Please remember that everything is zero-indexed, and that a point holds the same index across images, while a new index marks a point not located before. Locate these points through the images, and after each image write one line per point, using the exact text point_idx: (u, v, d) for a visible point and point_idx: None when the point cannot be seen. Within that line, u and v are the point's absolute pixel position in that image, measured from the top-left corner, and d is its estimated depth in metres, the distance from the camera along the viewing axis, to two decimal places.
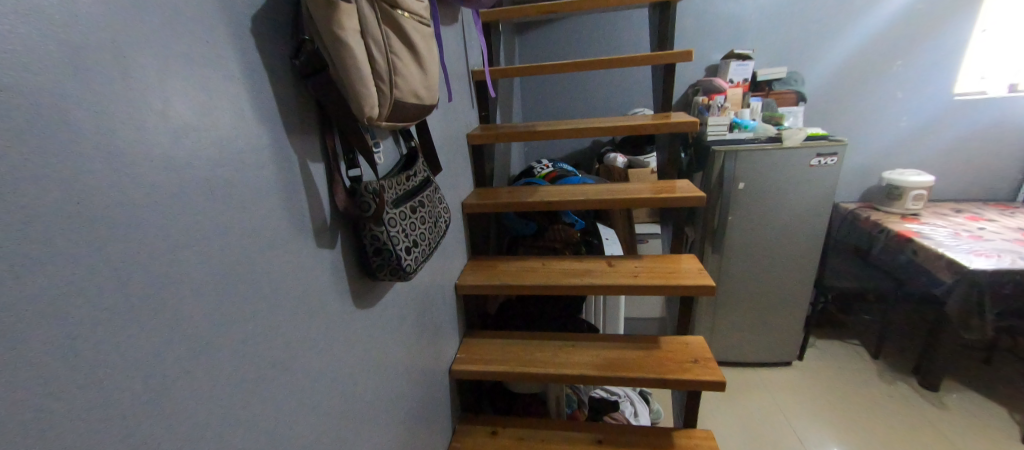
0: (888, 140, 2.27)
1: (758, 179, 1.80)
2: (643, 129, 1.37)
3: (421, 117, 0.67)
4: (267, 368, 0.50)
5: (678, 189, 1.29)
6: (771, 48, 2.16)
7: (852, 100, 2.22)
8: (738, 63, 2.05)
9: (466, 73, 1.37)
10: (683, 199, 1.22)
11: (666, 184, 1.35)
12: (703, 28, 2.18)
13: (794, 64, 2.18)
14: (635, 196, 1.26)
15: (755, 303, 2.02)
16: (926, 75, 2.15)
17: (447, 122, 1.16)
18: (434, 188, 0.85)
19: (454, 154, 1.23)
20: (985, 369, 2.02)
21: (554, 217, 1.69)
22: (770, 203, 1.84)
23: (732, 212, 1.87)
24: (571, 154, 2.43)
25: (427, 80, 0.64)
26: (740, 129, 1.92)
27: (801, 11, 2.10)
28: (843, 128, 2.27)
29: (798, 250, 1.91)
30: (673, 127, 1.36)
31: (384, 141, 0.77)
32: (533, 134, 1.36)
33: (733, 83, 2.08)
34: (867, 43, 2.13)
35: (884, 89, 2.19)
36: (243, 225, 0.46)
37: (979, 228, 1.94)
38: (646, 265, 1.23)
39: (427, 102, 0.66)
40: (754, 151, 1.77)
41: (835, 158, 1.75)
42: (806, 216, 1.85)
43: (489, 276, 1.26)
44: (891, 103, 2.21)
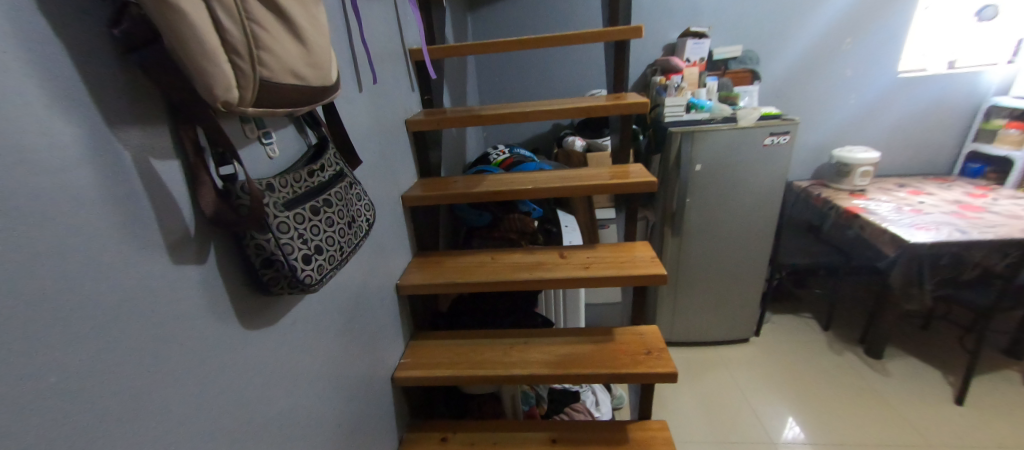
0: (838, 118, 2.30)
1: (715, 159, 1.77)
2: (594, 111, 1.30)
3: (310, 102, 0.57)
4: (106, 422, 0.40)
5: (631, 174, 1.22)
6: (726, 26, 2.12)
7: (804, 79, 2.22)
8: (694, 42, 1.99)
9: (403, 52, 1.24)
10: (635, 185, 1.16)
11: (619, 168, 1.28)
12: (659, 4, 2.11)
13: (748, 43, 2.15)
14: (587, 182, 1.18)
15: (714, 283, 2.02)
16: (873, 53, 2.18)
17: (379, 107, 1.04)
18: (350, 183, 0.74)
19: (390, 142, 1.11)
20: (924, 334, 2.10)
21: (509, 205, 1.60)
22: (727, 184, 1.82)
23: (690, 194, 1.84)
24: (529, 139, 2.34)
25: (310, 56, 0.54)
26: (697, 110, 1.89)
27: None
28: (797, 106, 2.27)
29: (753, 229, 1.91)
30: (626, 108, 1.29)
31: (281, 131, 0.65)
32: (478, 118, 1.26)
33: (690, 63, 2.02)
34: (819, 21, 2.12)
35: (834, 67, 2.20)
36: (42, 248, 0.35)
37: (920, 201, 1.99)
38: (598, 255, 1.16)
39: (318, 81, 0.56)
40: (710, 131, 1.73)
41: (787, 137, 1.73)
42: (762, 195, 1.84)
43: (434, 274, 1.16)
44: (841, 82, 2.23)
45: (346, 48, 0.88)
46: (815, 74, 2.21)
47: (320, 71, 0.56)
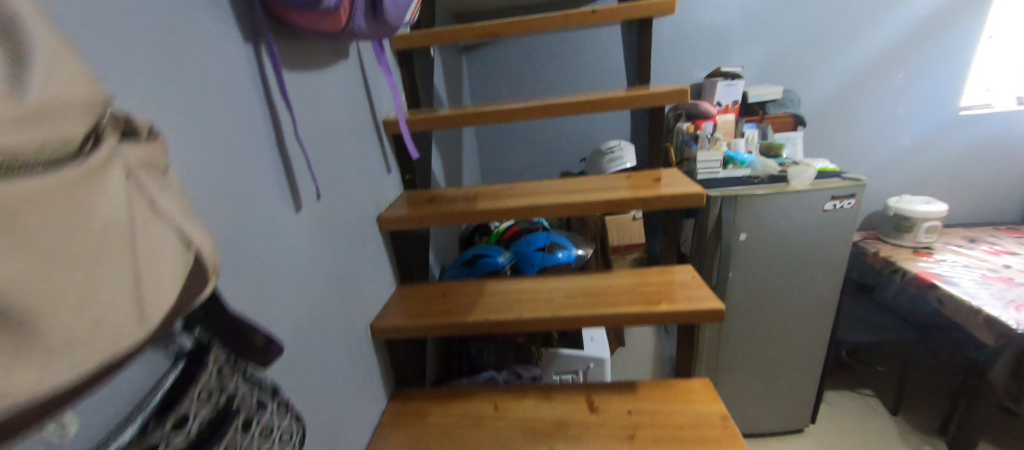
0: (890, 162, 1.99)
1: (764, 228, 1.46)
2: (628, 206, 0.87)
3: (74, 396, 0.26)
4: None
5: (685, 290, 0.86)
6: (760, 62, 1.85)
7: (851, 118, 1.93)
8: (726, 83, 1.72)
9: (376, 125, 0.95)
10: (695, 316, 0.80)
11: (663, 277, 0.91)
12: (682, 41, 1.85)
13: (784, 80, 1.87)
14: (626, 310, 0.81)
15: (761, 368, 1.68)
16: (931, 88, 1.89)
17: (333, 218, 0.74)
18: (249, 425, 0.44)
19: (353, 258, 0.81)
20: (1016, 423, 1.75)
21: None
22: (780, 256, 1.49)
23: (734, 267, 1.51)
24: None
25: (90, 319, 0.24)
26: (735, 165, 1.59)
27: (791, 18, 1.80)
28: (844, 149, 1.98)
29: (810, 307, 1.58)
30: (672, 202, 0.86)
31: (107, 395, 0.36)
32: (468, 215, 0.91)
33: (721, 107, 1.74)
34: (867, 52, 1.84)
35: (885, 103, 1.90)
36: None
37: (1004, 265, 1.67)
38: (643, 408, 0.83)
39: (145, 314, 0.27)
40: (757, 196, 1.42)
41: (852, 201, 1.43)
42: (821, 268, 1.52)
43: (413, 437, 0.82)
44: (893, 121, 1.93)
45: (274, 155, 0.58)
46: (863, 111, 1.92)
47: (141, 291, 0.27)
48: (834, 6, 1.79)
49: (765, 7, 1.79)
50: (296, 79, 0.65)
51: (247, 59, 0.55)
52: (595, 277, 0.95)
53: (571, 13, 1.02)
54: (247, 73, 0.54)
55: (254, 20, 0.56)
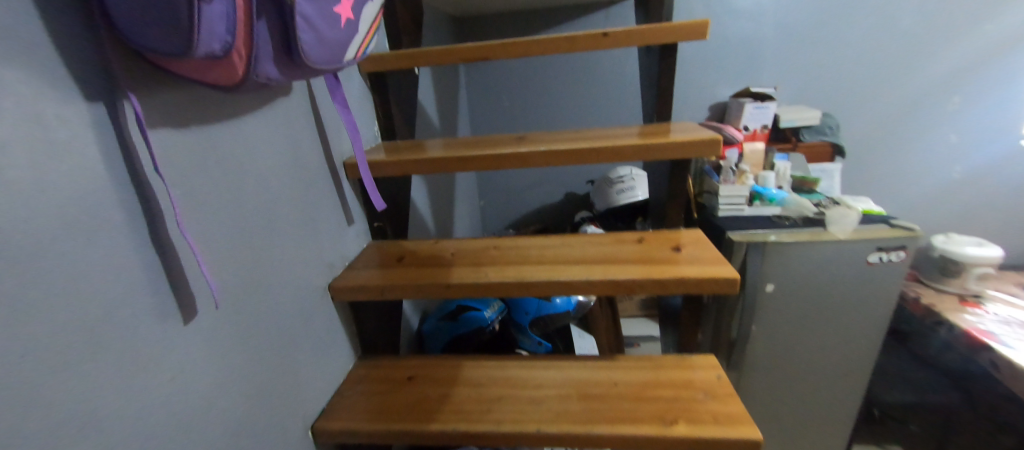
0: (937, 194, 1.78)
1: (795, 280, 1.27)
2: (638, 288, 0.69)
3: None
4: None
5: (709, 400, 0.67)
6: (795, 81, 1.66)
7: (893, 145, 1.73)
8: (755, 106, 1.52)
9: (331, 169, 0.79)
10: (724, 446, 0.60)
11: (681, 375, 0.72)
12: (708, 54, 1.65)
13: (820, 103, 1.68)
14: (633, 429, 0.62)
15: (784, 429, 1.49)
16: (991, 114, 1.67)
17: (255, 307, 0.59)
18: None
19: (288, 349, 0.65)
20: None
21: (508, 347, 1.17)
22: (812, 311, 1.30)
23: (757, 321, 1.32)
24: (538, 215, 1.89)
25: None
26: (762, 202, 1.40)
27: (832, 32, 1.60)
28: (883, 178, 1.78)
29: (844, 369, 1.38)
30: (696, 288, 0.68)
31: None
32: (439, 287, 0.73)
33: (748, 132, 1.55)
34: (916, 72, 1.64)
35: (934, 130, 1.70)
36: None
37: None
38: None
39: None
40: (789, 244, 1.23)
41: (902, 254, 1.23)
42: (861, 327, 1.32)
43: None
44: (942, 149, 1.72)
45: (137, 256, 0.43)
46: (907, 136, 1.72)
47: None
48: (883, 20, 1.58)
49: (803, 18, 1.59)
50: (195, 141, 0.49)
51: (92, 130, 0.39)
52: (595, 366, 0.77)
53: (578, 35, 0.83)
54: (90, 153, 0.39)
55: (111, 73, 0.40)
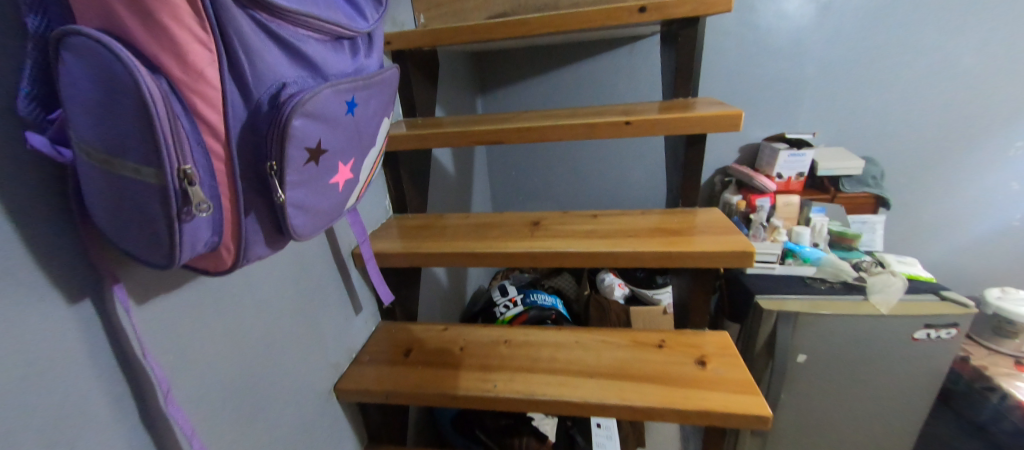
0: (989, 242, 1.67)
1: (829, 352, 1.19)
2: (657, 416, 0.65)
3: None
4: None
5: None
6: (834, 122, 1.56)
7: (942, 191, 1.62)
8: (790, 154, 1.42)
9: (339, 264, 0.77)
10: None
11: None
12: (741, 94, 1.56)
13: (861, 146, 1.58)
14: None
15: None
16: None
17: (256, 442, 0.57)
18: None
19: None
20: None
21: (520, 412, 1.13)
22: (847, 383, 1.22)
23: (785, 390, 1.25)
24: None
25: None
26: (796, 260, 1.33)
27: (879, 71, 1.48)
28: (929, 224, 1.67)
29: (881, 443, 1.30)
30: (721, 421, 0.63)
31: None
32: (446, 396, 0.70)
33: (781, 180, 1.45)
34: (973, 115, 1.51)
35: (990, 176, 1.58)
36: None
37: None
38: None
39: None
40: (825, 316, 1.15)
41: (953, 330, 1.14)
42: (901, 402, 1.24)
43: None
44: (1000, 196, 1.59)
45: (126, 444, 0.41)
46: (959, 182, 1.60)
47: None
48: (938, 59, 1.45)
49: (847, 58, 1.48)
50: (191, 300, 0.47)
51: (75, 330, 0.37)
52: None
53: (598, 123, 0.78)
54: (75, 350, 0.37)
55: (97, 268, 0.38)
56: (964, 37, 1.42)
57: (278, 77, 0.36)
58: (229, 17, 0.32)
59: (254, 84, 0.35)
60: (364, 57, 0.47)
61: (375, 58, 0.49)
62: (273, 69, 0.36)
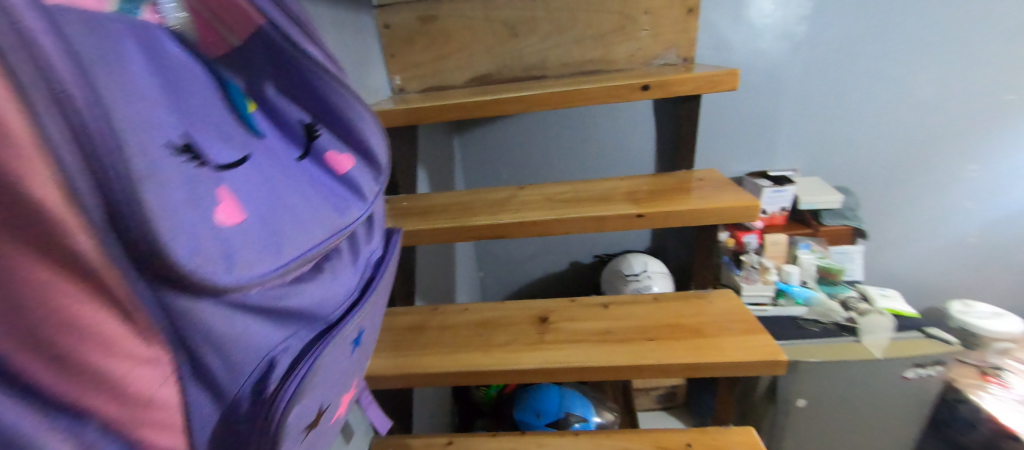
0: (949, 259, 1.74)
1: (827, 395, 1.19)
2: None
3: None
4: None
5: None
6: (808, 153, 1.58)
7: (907, 213, 1.67)
8: (773, 191, 1.41)
9: None
10: None
11: None
12: (720, 127, 1.54)
13: (833, 174, 1.61)
14: None
15: None
16: (1009, 183, 1.61)
17: None
18: None
19: None
20: None
21: None
22: (844, 422, 1.23)
23: (786, 433, 1.25)
24: (542, 281, 1.84)
25: None
26: (788, 300, 1.32)
27: (849, 103, 1.50)
28: (897, 244, 1.73)
29: None
30: None
31: None
32: None
33: (765, 215, 1.45)
34: (933, 142, 1.56)
35: (950, 198, 1.64)
36: None
37: None
38: None
39: None
40: (825, 363, 1.14)
41: (940, 367, 1.16)
42: (892, 435, 1.26)
43: None
44: (958, 215, 1.66)
45: None
46: (922, 203, 1.65)
47: None
48: (903, 91, 1.49)
49: (819, 91, 1.49)
50: None
51: None
52: None
53: (607, 215, 0.72)
54: None
55: None
56: (926, 69, 1.45)
57: (259, 356, 0.33)
58: (190, 319, 0.27)
59: (231, 379, 0.31)
60: (339, 262, 0.42)
61: (352, 255, 0.44)
62: (242, 345, 0.31)
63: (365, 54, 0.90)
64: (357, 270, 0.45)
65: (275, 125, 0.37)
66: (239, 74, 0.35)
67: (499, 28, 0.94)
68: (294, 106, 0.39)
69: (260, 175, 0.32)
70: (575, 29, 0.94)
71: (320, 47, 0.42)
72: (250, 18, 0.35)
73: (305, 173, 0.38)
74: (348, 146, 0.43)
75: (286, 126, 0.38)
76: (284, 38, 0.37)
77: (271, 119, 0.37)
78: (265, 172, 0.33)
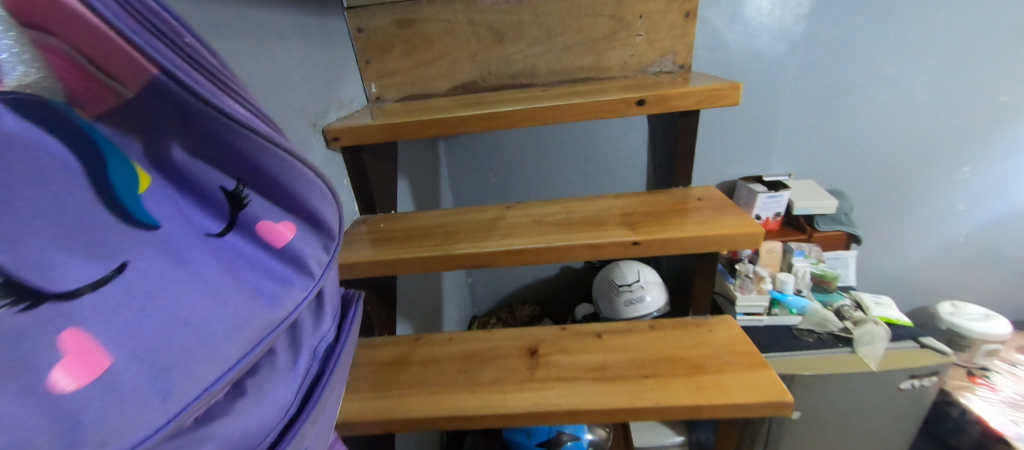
0: (941, 259, 1.74)
1: (823, 408, 1.17)
2: None
3: None
4: None
5: None
6: (802, 155, 1.55)
7: (901, 214, 1.66)
8: (768, 196, 1.38)
9: None
10: None
11: None
12: (714, 129, 1.50)
13: (828, 176, 1.59)
14: None
15: None
16: (1002, 184, 1.60)
17: None
18: None
19: None
20: None
21: None
22: (839, 434, 1.21)
23: (780, 445, 1.23)
24: (532, 287, 1.80)
25: None
26: (782, 309, 1.30)
27: (846, 104, 1.47)
28: (889, 245, 1.71)
29: None
30: None
31: None
32: None
33: (760, 221, 1.42)
34: (927, 144, 1.54)
35: (943, 199, 1.63)
36: None
37: None
38: None
39: None
40: (820, 376, 1.12)
41: (935, 378, 1.15)
42: (886, 444, 1.25)
43: None
44: (950, 216, 1.66)
45: None
46: (914, 204, 1.64)
47: None
48: (900, 91, 1.46)
49: (816, 91, 1.45)
50: None
51: None
52: None
53: (602, 242, 0.67)
54: None
55: None
56: (924, 69, 1.42)
57: None
58: None
59: None
60: (267, 369, 0.38)
61: (289, 354, 0.41)
62: None
63: (338, 63, 0.83)
64: (296, 374, 0.41)
65: (182, 194, 0.35)
66: (133, 136, 0.32)
67: (483, 33, 0.87)
68: (209, 169, 0.37)
69: (152, 277, 0.29)
70: (566, 34, 0.87)
71: (238, 102, 0.38)
72: (140, 68, 0.31)
73: (219, 253, 0.35)
74: (284, 210, 0.43)
75: (203, 195, 0.36)
76: (189, 97, 0.33)
77: (177, 187, 0.35)
78: (161, 270, 0.29)
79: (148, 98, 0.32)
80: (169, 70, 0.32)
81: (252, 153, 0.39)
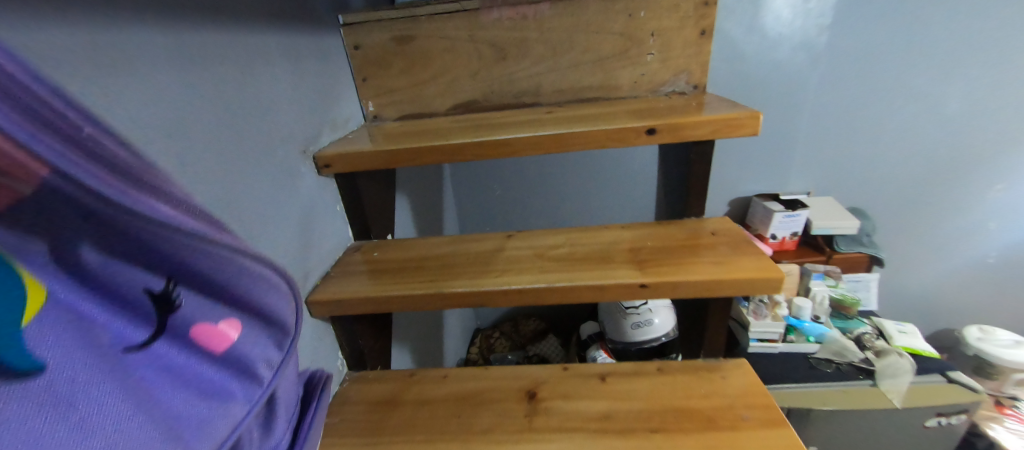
0: (968, 279, 1.65)
1: (841, 443, 1.11)
2: None
3: None
4: None
5: None
6: (822, 170, 1.47)
7: (926, 233, 1.57)
8: (785, 215, 1.31)
9: None
10: None
11: None
12: (729, 142, 1.43)
13: (849, 192, 1.51)
14: None
15: None
16: None
17: None
18: None
19: None
20: None
21: None
22: None
23: None
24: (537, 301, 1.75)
25: None
26: (799, 337, 1.23)
27: (870, 117, 1.39)
28: (913, 264, 1.63)
29: None
30: None
31: None
32: None
33: (776, 240, 1.35)
34: (956, 160, 1.46)
35: (971, 217, 1.55)
36: None
37: None
38: None
39: None
40: (840, 412, 1.06)
41: (964, 416, 1.08)
42: None
43: None
44: (978, 235, 1.57)
45: None
46: (940, 222, 1.56)
47: None
48: (928, 104, 1.38)
49: (838, 104, 1.38)
50: None
51: None
52: None
53: (608, 284, 0.62)
54: None
55: None
56: (954, 82, 1.34)
57: None
58: None
59: None
60: None
61: None
62: None
63: (332, 83, 0.79)
64: None
65: (98, 305, 0.28)
66: (37, 239, 0.25)
67: (486, 50, 0.83)
68: (132, 268, 0.31)
69: (33, 441, 0.22)
70: (573, 52, 0.82)
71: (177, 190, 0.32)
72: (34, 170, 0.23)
73: (136, 372, 0.29)
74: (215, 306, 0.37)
75: (124, 303, 0.30)
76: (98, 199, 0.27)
77: (91, 296, 0.28)
78: (50, 427, 0.23)
79: (44, 204, 0.25)
80: (71, 170, 0.25)
81: (184, 245, 0.33)
